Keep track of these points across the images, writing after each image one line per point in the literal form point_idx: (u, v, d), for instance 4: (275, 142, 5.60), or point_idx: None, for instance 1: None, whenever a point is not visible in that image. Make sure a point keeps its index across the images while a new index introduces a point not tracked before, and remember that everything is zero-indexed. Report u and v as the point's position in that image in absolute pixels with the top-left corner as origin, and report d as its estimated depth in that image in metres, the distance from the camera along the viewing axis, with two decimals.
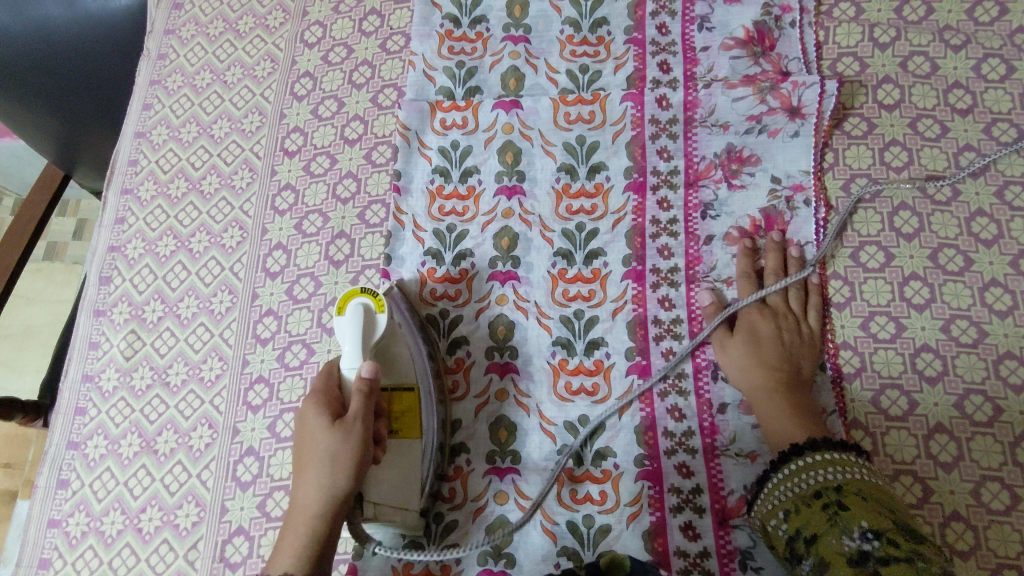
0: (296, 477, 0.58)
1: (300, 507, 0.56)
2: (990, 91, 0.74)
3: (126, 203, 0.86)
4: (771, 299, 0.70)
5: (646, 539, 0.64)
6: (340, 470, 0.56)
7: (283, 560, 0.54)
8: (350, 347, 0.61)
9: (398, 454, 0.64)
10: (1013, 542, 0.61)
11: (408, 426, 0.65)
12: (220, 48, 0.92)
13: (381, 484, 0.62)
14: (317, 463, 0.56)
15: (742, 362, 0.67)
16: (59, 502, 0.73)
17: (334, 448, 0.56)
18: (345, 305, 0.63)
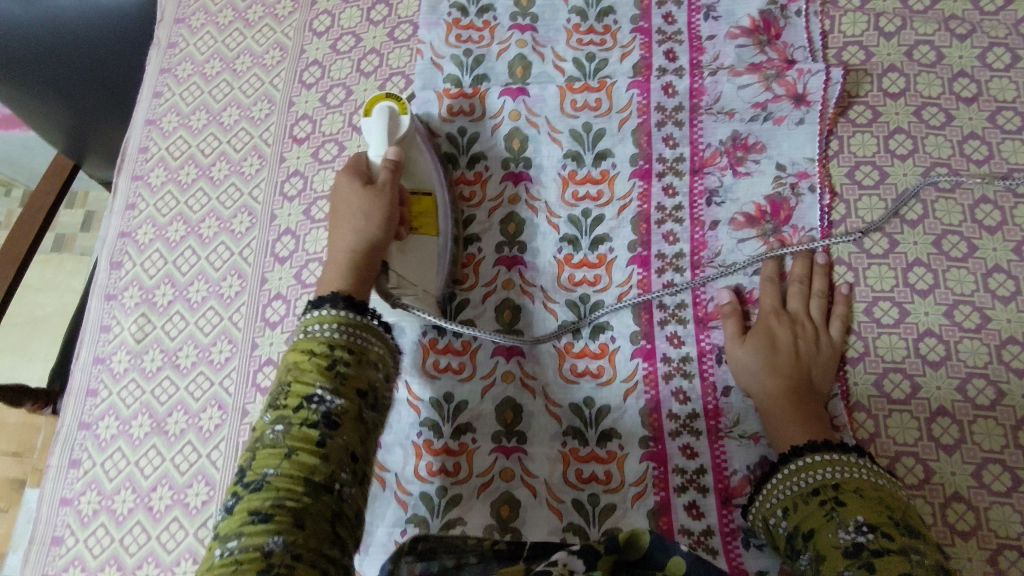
0: (332, 229, 0.64)
1: (339, 239, 0.62)
2: (995, 80, 0.75)
3: (137, 189, 0.87)
4: (792, 304, 0.69)
5: (650, 517, 0.64)
6: (371, 211, 0.63)
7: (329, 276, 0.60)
8: (375, 131, 0.71)
9: (418, 242, 0.69)
10: (1014, 523, 0.61)
11: (424, 218, 0.70)
12: (230, 37, 0.93)
13: (403, 264, 0.67)
14: (355, 198, 0.64)
15: (757, 361, 0.66)
16: (71, 481, 0.74)
17: (365, 204, 0.63)
18: (373, 107, 0.72)
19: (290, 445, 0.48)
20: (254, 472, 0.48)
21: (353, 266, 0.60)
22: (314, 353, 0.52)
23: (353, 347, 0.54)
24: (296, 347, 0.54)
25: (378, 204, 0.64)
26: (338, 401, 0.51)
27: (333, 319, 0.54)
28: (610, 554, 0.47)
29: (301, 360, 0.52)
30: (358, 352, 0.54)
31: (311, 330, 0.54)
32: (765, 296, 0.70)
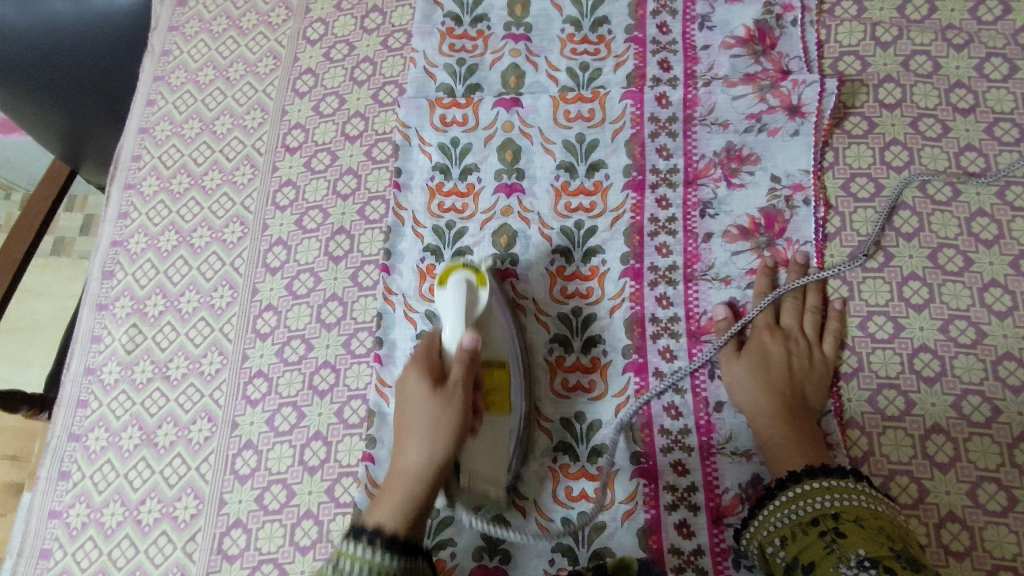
0: (405, 412, 0.60)
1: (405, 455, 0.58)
2: (992, 91, 0.74)
3: (129, 198, 0.87)
4: (785, 320, 0.69)
5: (640, 536, 0.64)
6: (439, 429, 0.58)
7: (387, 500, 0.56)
8: (450, 303, 0.63)
9: (491, 429, 0.64)
10: (1010, 544, 0.60)
11: (500, 399, 0.65)
12: (223, 44, 0.92)
13: (474, 466, 0.64)
14: (425, 427, 0.58)
15: (749, 377, 0.65)
16: (60, 493, 0.74)
17: (435, 414, 0.58)
18: (448, 277, 0.65)
19: None
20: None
21: (415, 510, 0.55)
22: None
23: None
24: None
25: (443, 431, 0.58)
26: None
27: (370, 561, 0.51)
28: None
29: None
30: None
31: (342, 566, 0.51)
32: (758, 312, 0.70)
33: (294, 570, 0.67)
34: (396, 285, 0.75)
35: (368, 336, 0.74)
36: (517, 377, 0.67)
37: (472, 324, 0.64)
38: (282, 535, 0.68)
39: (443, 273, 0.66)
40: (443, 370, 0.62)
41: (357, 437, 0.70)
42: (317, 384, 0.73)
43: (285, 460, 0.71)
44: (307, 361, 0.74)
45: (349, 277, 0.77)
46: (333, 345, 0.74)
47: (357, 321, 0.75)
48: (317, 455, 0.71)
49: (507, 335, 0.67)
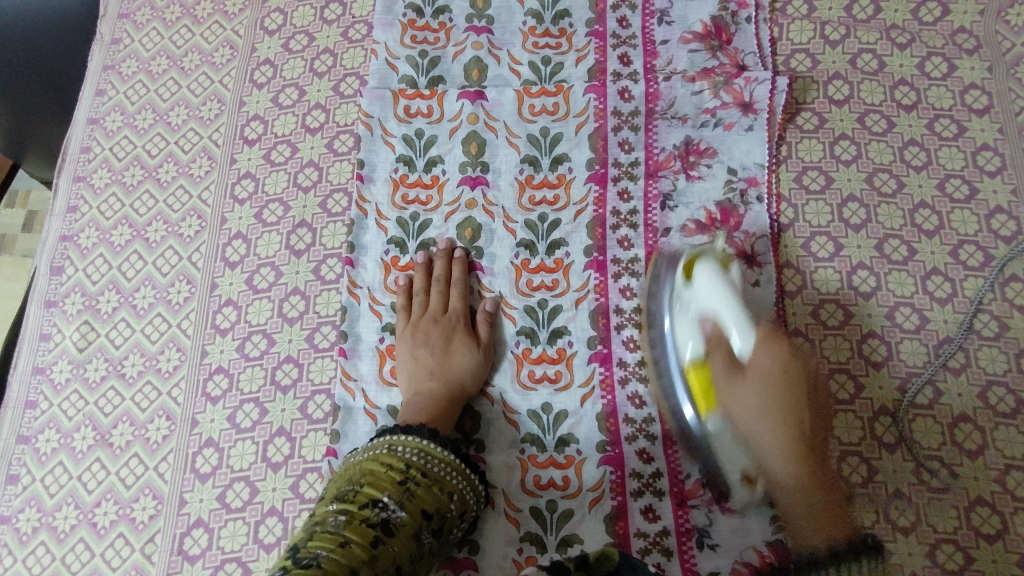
0: (734, 395, 0.60)
1: (773, 441, 0.58)
2: (933, 88, 0.78)
3: (78, 191, 0.84)
4: (756, 363, 0.60)
5: (607, 523, 0.65)
6: (793, 407, 0.58)
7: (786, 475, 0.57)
8: (718, 293, 0.63)
9: (739, 401, 0.60)
10: (950, 518, 0.64)
11: (704, 392, 0.63)
12: (177, 33, 0.90)
13: (742, 401, 0.60)
14: (778, 380, 0.58)
15: (748, 402, 0.59)
16: (9, 497, 0.71)
17: (765, 404, 0.58)
18: (696, 270, 0.66)
19: (339, 539, 0.50)
20: (306, 551, 0.49)
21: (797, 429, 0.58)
22: (390, 469, 0.58)
23: (428, 472, 0.59)
24: (379, 456, 0.59)
25: (787, 405, 0.58)
26: (400, 512, 0.55)
27: (419, 444, 0.61)
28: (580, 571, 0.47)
29: (376, 468, 0.58)
30: (430, 475, 0.59)
31: (398, 447, 0.60)
32: (764, 358, 0.59)
33: (258, 568, 0.66)
34: (361, 278, 0.75)
35: (332, 329, 0.74)
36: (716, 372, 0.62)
37: (710, 342, 0.63)
38: (245, 532, 0.67)
39: (682, 266, 0.68)
40: (482, 333, 0.72)
41: (322, 432, 0.70)
42: (279, 380, 0.72)
43: (247, 457, 0.70)
44: (269, 357, 0.73)
45: (311, 271, 0.76)
46: (295, 340, 0.74)
47: (320, 315, 0.74)
48: (281, 451, 0.70)
49: (749, 389, 0.59)
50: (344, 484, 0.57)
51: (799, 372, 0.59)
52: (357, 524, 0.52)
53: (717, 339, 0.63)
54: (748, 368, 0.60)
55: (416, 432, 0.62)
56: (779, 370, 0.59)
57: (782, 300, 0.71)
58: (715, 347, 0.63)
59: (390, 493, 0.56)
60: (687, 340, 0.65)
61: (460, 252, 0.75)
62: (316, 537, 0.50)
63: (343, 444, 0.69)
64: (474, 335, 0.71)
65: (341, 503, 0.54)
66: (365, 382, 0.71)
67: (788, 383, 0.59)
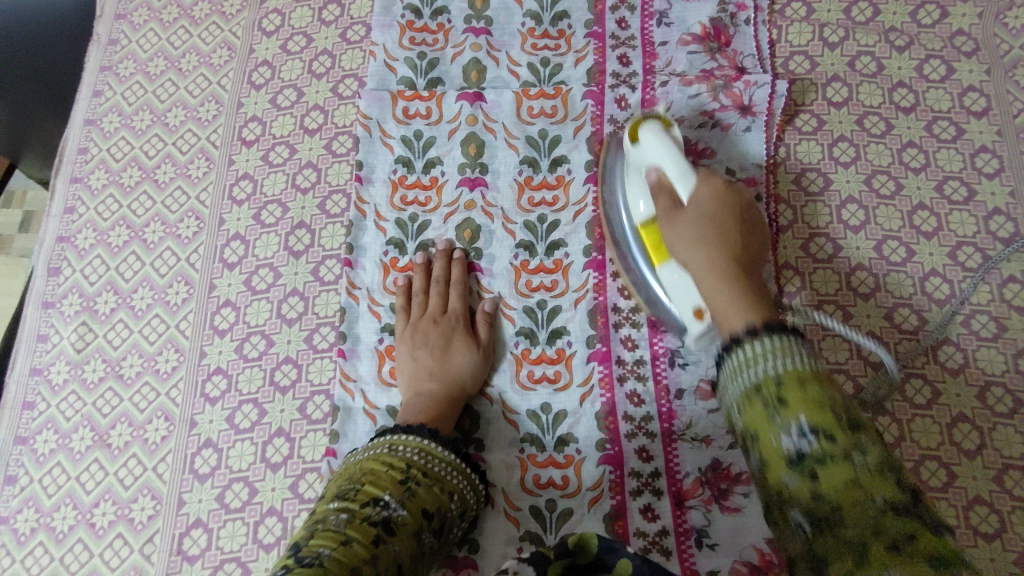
0: (669, 231, 0.60)
1: (707, 262, 0.56)
2: (931, 90, 0.78)
3: (76, 192, 0.84)
4: (698, 196, 0.59)
5: (606, 522, 0.65)
6: (731, 245, 0.56)
7: (709, 296, 0.54)
8: (663, 150, 0.62)
9: (682, 232, 0.59)
10: (950, 517, 0.64)
11: (657, 248, 0.65)
12: (175, 34, 0.90)
13: (676, 239, 0.59)
14: (713, 213, 0.58)
15: (686, 235, 0.58)
16: (6, 498, 0.71)
17: (698, 213, 0.59)
18: (639, 130, 0.65)
19: (340, 538, 0.50)
20: (308, 550, 0.49)
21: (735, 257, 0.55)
22: (391, 469, 0.58)
23: (429, 472, 0.59)
24: (379, 456, 0.59)
25: (711, 220, 0.58)
26: (401, 511, 0.55)
27: (419, 444, 0.61)
28: (560, 560, 0.45)
29: (377, 468, 0.58)
30: (431, 474, 0.59)
31: (398, 447, 0.60)
32: (701, 188, 0.59)
33: (258, 568, 0.66)
34: (360, 279, 0.75)
35: (331, 330, 0.74)
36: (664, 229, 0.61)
37: (655, 189, 0.63)
38: (244, 533, 0.67)
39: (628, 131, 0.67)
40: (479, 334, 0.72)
41: (321, 432, 0.70)
42: (278, 380, 0.72)
43: (246, 457, 0.70)
44: (267, 357, 0.73)
45: (310, 272, 0.76)
46: (294, 341, 0.73)
47: (319, 316, 0.74)
48: (280, 451, 0.70)
49: (693, 262, 0.57)
50: (344, 484, 0.57)
51: (734, 210, 0.59)
52: (359, 522, 0.52)
53: (666, 283, 0.64)
54: (691, 199, 0.60)
55: (416, 433, 0.62)
56: (713, 209, 0.58)
57: (781, 300, 0.72)
58: (659, 191, 0.62)
59: (390, 492, 0.56)
60: (638, 200, 0.67)
61: (459, 253, 0.75)
62: (317, 537, 0.50)
63: (343, 444, 0.68)
64: (472, 335, 0.71)
65: (342, 502, 0.54)
66: (364, 383, 0.71)
67: (721, 220, 0.58)
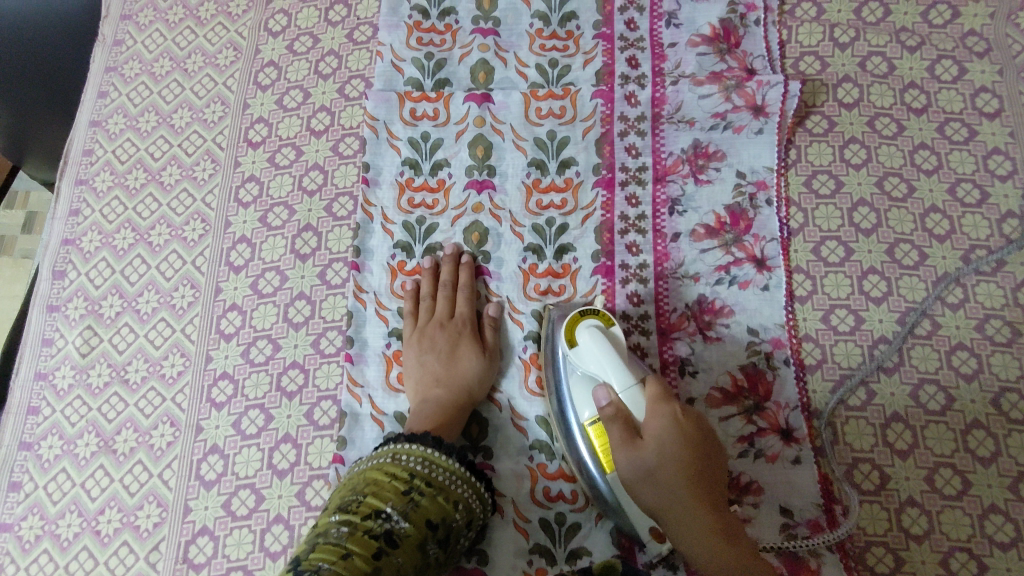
0: (633, 474, 0.56)
1: (713, 561, 0.54)
2: (943, 91, 0.77)
3: (81, 194, 0.83)
4: (649, 428, 0.56)
5: (616, 532, 0.64)
6: (706, 525, 0.55)
7: (701, 554, 0.55)
8: (604, 357, 0.58)
9: (660, 497, 0.56)
10: (964, 525, 0.63)
11: (607, 454, 0.60)
12: (180, 35, 0.89)
13: (644, 498, 0.57)
14: (677, 472, 0.55)
15: (657, 499, 0.56)
16: (12, 504, 0.70)
17: (655, 472, 0.55)
18: (577, 333, 0.61)
19: (341, 552, 0.50)
20: (308, 564, 0.49)
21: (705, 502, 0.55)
22: (394, 479, 0.57)
23: (433, 482, 0.58)
24: (383, 467, 0.59)
25: (675, 454, 0.55)
26: (403, 521, 0.54)
27: (423, 454, 0.60)
28: None
29: (380, 478, 0.58)
30: (435, 484, 0.58)
31: (402, 457, 0.60)
32: (654, 421, 0.56)
33: None
34: (367, 283, 0.74)
35: (338, 335, 0.73)
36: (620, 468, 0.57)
37: (613, 402, 0.57)
38: (251, 541, 0.66)
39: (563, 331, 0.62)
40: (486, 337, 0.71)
41: (328, 438, 0.69)
42: (285, 386, 0.71)
43: (253, 464, 0.69)
44: (274, 362, 0.72)
45: (317, 276, 0.75)
46: (301, 346, 0.73)
47: (326, 321, 0.74)
48: (287, 458, 0.69)
49: (660, 496, 0.56)
50: (348, 495, 0.57)
51: (692, 433, 0.56)
52: (360, 535, 0.52)
53: (616, 408, 0.57)
54: (649, 443, 0.56)
55: (421, 441, 0.61)
56: (674, 454, 0.55)
57: (792, 305, 0.71)
58: (612, 419, 0.57)
59: (393, 503, 0.55)
60: (584, 404, 0.61)
61: (466, 257, 0.74)
62: (318, 549, 0.51)
63: (350, 451, 0.68)
64: (478, 339, 0.71)
65: (344, 515, 0.54)
66: (371, 389, 0.71)
67: (682, 465, 0.55)
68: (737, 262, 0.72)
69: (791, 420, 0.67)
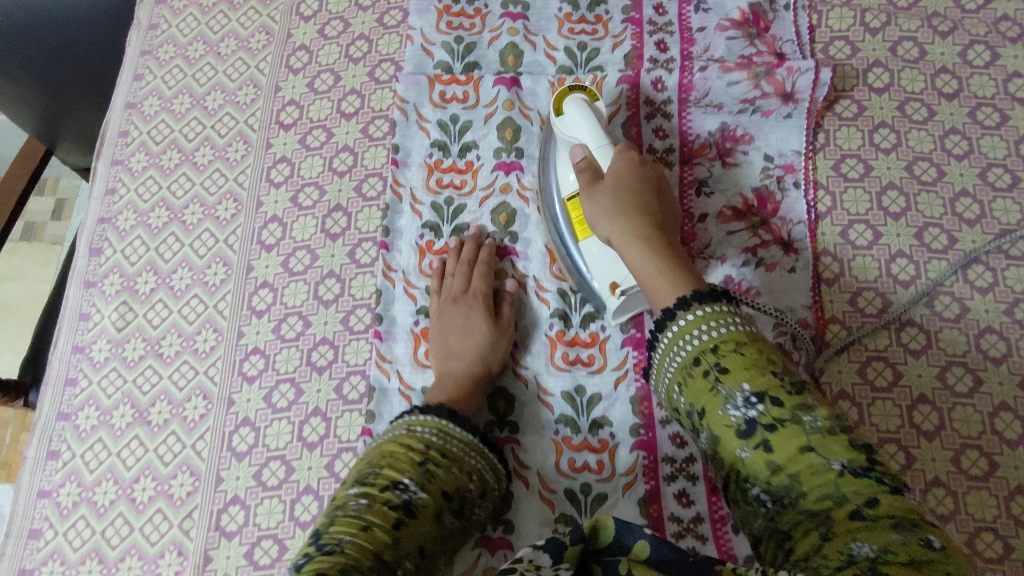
0: (591, 204, 0.63)
1: (640, 266, 0.59)
2: (975, 76, 0.77)
3: (116, 173, 0.85)
4: (615, 167, 0.64)
5: (641, 506, 0.65)
6: (648, 233, 0.60)
7: (646, 273, 0.59)
8: (585, 121, 0.67)
9: (609, 228, 0.62)
10: (990, 507, 0.63)
11: (579, 222, 0.68)
12: (214, 19, 0.91)
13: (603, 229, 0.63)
14: (637, 198, 0.62)
15: (605, 221, 0.62)
16: (49, 472, 0.72)
17: (618, 192, 0.62)
18: (564, 104, 0.68)
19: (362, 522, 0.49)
20: (329, 536, 0.48)
21: (658, 231, 0.61)
22: (410, 450, 0.57)
23: (448, 453, 0.59)
24: (397, 439, 0.58)
25: (629, 182, 0.63)
26: (421, 493, 0.54)
27: (436, 427, 0.61)
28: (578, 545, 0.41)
29: (395, 450, 0.57)
30: (450, 455, 0.59)
31: (415, 430, 0.60)
32: (618, 164, 0.64)
33: (295, 545, 0.66)
34: (396, 262, 0.75)
35: (367, 312, 0.74)
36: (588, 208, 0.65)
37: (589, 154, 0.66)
38: (281, 510, 0.68)
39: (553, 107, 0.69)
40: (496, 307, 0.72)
41: (357, 412, 0.70)
42: (315, 361, 0.73)
43: (283, 436, 0.70)
44: (304, 338, 0.74)
45: (347, 254, 0.77)
46: (331, 322, 0.74)
47: (355, 298, 0.75)
48: (316, 431, 0.70)
49: (614, 220, 0.62)
50: (363, 468, 0.56)
51: (649, 180, 0.65)
52: (379, 507, 0.51)
53: (588, 162, 0.66)
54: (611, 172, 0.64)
55: (434, 415, 0.62)
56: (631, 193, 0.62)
57: (819, 286, 0.71)
58: (584, 169, 0.66)
59: (410, 474, 0.55)
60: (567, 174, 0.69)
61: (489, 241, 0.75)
62: (340, 522, 0.50)
63: (379, 424, 0.69)
64: (488, 307, 0.71)
65: (362, 486, 0.53)
66: (400, 364, 0.72)
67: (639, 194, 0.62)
68: (764, 244, 0.72)
69: None
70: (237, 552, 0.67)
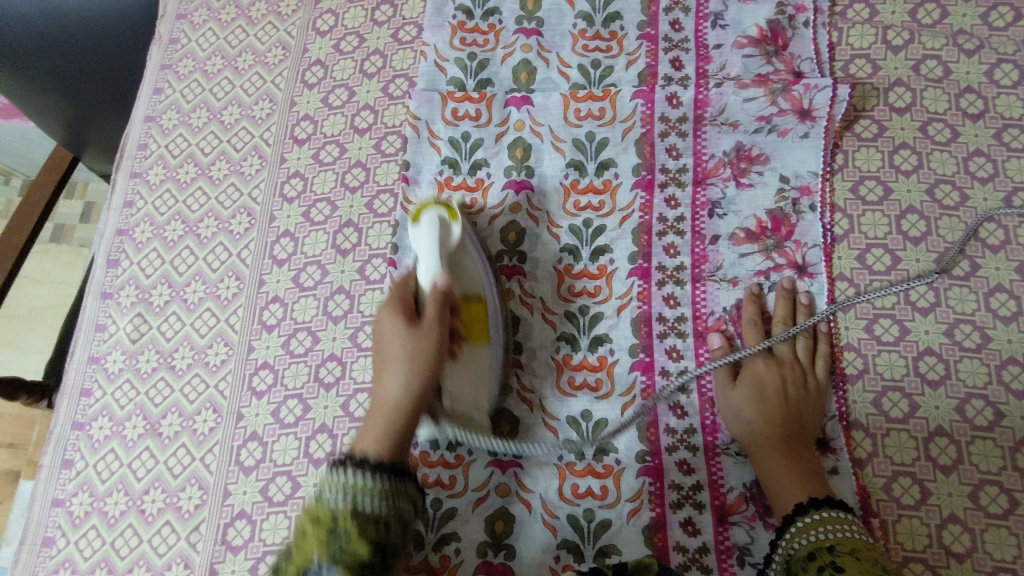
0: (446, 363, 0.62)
1: (757, 414, 0.64)
2: (1002, 97, 0.74)
3: (135, 186, 0.86)
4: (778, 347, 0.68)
5: (645, 533, 0.64)
6: (769, 406, 0.64)
7: (777, 474, 0.62)
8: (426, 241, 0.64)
9: (472, 354, 0.65)
10: (1010, 546, 0.61)
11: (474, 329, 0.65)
12: (233, 34, 0.92)
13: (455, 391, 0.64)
14: (776, 406, 0.64)
15: (742, 404, 0.65)
16: (63, 482, 0.74)
17: (759, 398, 0.65)
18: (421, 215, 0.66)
19: None
20: None
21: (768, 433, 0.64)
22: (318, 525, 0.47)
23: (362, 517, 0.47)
24: (307, 511, 0.48)
25: (787, 400, 0.65)
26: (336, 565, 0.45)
27: (350, 484, 0.49)
28: None
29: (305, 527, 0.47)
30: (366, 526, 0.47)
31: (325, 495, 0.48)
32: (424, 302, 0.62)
33: None
34: None
35: None
36: (489, 317, 0.67)
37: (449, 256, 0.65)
38: (287, 527, 0.68)
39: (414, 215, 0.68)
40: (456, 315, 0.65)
41: None
42: (322, 377, 0.73)
43: (290, 452, 0.71)
44: (313, 354, 0.74)
45: (356, 270, 0.77)
46: (339, 339, 0.74)
47: (364, 314, 0.75)
48: (322, 448, 0.70)
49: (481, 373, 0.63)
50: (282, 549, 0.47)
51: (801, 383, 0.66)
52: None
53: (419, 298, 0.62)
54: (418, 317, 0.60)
55: (351, 471, 0.49)
56: (776, 385, 0.65)
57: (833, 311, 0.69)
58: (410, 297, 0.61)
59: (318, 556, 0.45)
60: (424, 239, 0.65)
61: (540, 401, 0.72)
62: None
63: None
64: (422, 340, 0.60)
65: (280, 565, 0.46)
66: None
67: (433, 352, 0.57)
68: (777, 268, 0.71)
69: (828, 428, 0.66)
70: (242, 566, 0.67)
